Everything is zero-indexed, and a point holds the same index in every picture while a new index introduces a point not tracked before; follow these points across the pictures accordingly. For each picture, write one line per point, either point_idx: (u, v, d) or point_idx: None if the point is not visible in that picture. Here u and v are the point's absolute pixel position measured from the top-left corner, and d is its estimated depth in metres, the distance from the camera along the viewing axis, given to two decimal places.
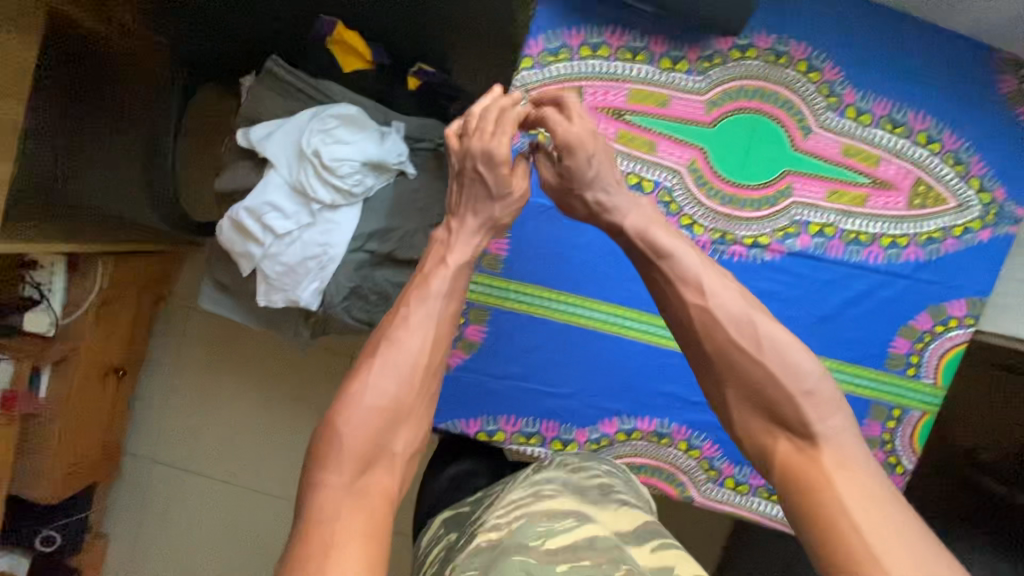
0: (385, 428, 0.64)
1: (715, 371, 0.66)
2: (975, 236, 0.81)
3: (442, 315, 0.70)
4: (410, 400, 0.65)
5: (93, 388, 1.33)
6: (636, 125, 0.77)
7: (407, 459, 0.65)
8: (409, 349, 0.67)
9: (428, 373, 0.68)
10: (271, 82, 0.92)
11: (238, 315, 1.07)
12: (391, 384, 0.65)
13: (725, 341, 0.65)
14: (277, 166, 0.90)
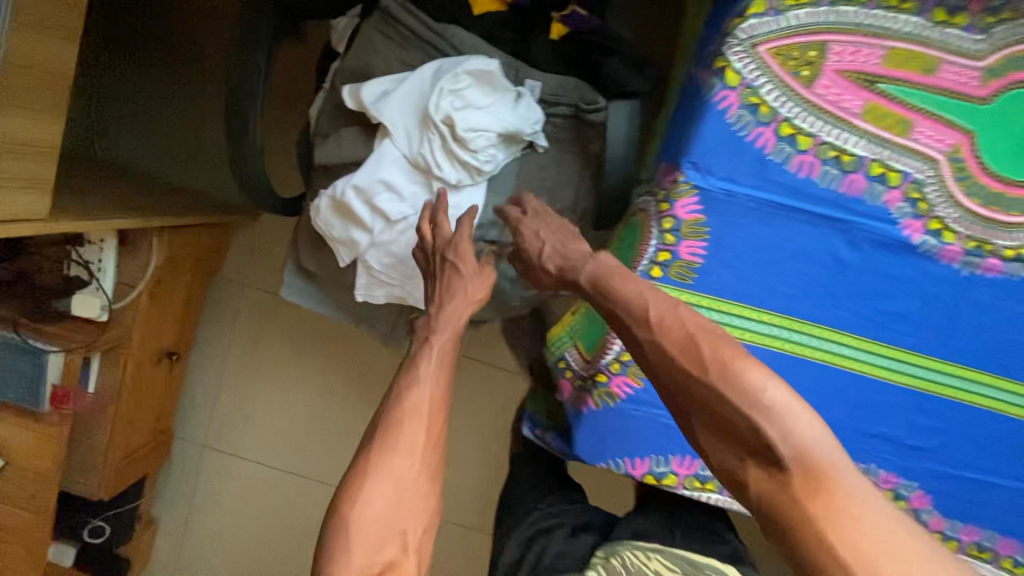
0: (387, 515, 0.53)
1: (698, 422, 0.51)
2: None
3: (434, 389, 0.58)
4: (414, 480, 0.54)
5: (146, 375, 1.20)
6: (889, 98, 0.59)
7: (422, 536, 0.55)
8: (414, 421, 0.55)
9: (428, 446, 0.56)
10: (389, 26, 0.74)
11: (323, 309, 0.91)
12: (384, 467, 0.53)
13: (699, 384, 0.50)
14: (394, 134, 0.73)
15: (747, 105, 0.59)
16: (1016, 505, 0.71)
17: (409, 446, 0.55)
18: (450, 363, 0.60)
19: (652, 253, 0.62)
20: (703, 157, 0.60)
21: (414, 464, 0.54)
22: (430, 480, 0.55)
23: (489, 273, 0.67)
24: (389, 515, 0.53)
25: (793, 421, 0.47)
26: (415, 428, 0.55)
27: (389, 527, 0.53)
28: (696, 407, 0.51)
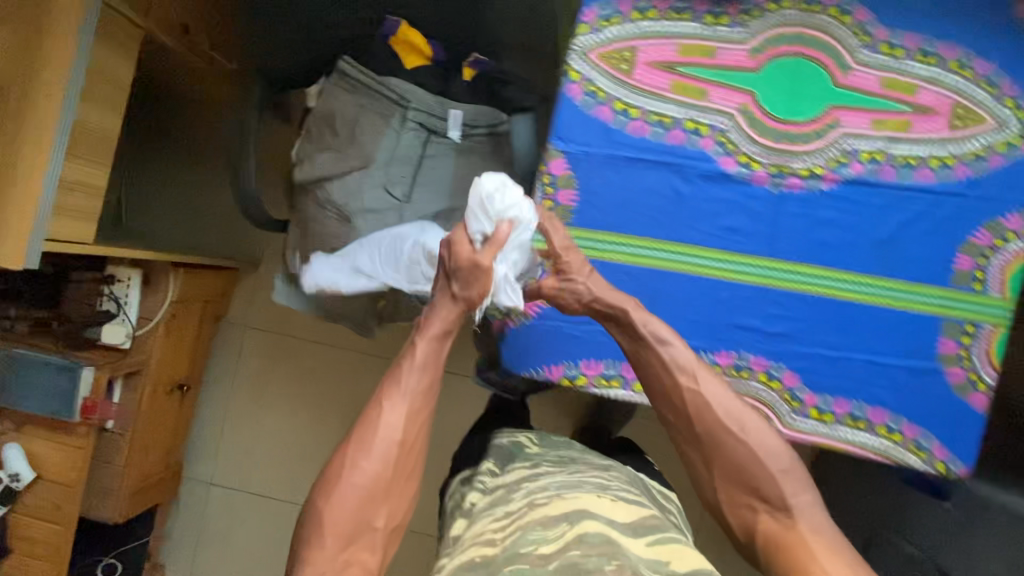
0: (361, 504, 0.63)
1: (705, 449, 0.67)
2: (1018, 150, 0.85)
3: (424, 381, 0.66)
4: (388, 478, 0.64)
5: (160, 403, 1.37)
6: (685, 76, 0.85)
7: (391, 531, 0.65)
8: (394, 425, 0.64)
9: (407, 446, 0.65)
10: (344, 80, 1.01)
11: (309, 307, 1.13)
12: (371, 449, 0.63)
13: (715, 423, 0.66)
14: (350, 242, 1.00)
15: (588, 92, 0.84)
16: (869, 374, 0.86)
17: (391, 438, 0.64)
18: (436, 361, 0.67)
19: (539, 203, 0.85)
20: (564, 130, 0.84)
21: (390, 471, 0.64)
22: (405, 482, 0.65)
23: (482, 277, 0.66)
24: (364, 501, 0.62)
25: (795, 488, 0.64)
26: (400, 416, 0.64)
27: (361, 513, 0.62)
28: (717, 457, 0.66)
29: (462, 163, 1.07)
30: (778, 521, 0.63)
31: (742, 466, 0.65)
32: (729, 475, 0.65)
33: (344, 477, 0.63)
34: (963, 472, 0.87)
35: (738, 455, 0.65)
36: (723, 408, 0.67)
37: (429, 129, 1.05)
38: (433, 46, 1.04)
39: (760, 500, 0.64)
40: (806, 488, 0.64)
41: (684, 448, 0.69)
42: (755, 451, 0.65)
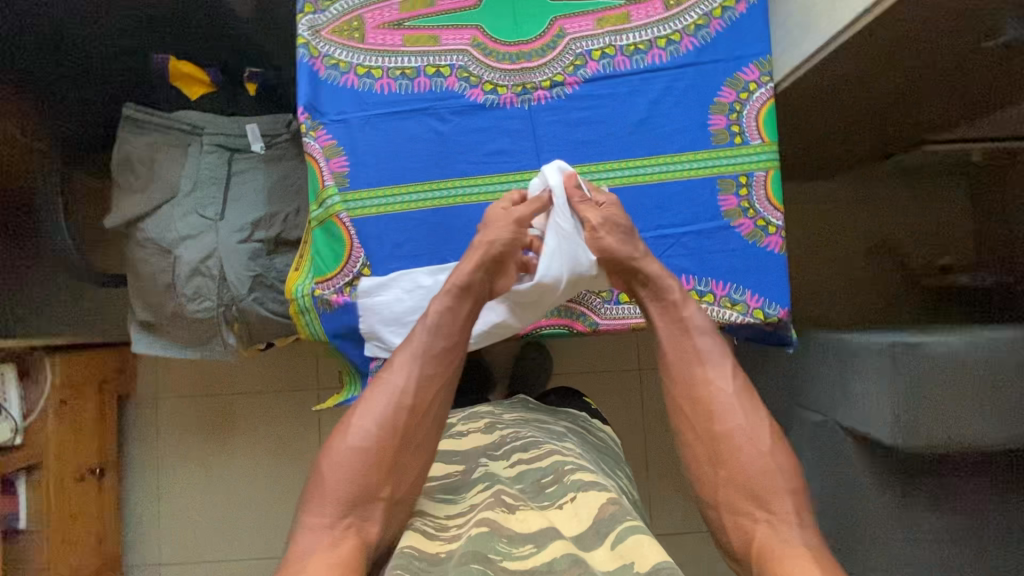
0: (368, 465, 0.74)
1: (717, 450, 0.76)
2: (734, 11, 0.92)
3: (436, 350, 0.81)
4: (389, 439, 0.75)
5: (71, 491, 1.36)
6: (415, 28, 0.91)
7: (393, 507, 0.72)
8: (398, 384, 0.79)
9: (417, 412, 0.78)
10: (132, 123, 1.07)
11: (173, 349, 1.16)
12: (379, 407, 0.77)
13: (734, 426, 0.76)
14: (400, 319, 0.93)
15: (330, 65, 0.90)
16: (665, 248, 0.91)
17: (400, 401, 0.77)
18: (449, 327, 0.82)
19: (313, 177, 0.89)
20: (318, 106, 0.90)
21: (395, 437, 0.75)
22: (415, 452, 0.76)
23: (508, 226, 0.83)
24: (370, 461, 0.74)
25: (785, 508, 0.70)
26: (406, 385, 0.78)
27: (363, 477, 0.73)
28: (730, 461, 0.75)
29: (272, 171, 1.12)
30: (774, 529, 0.69)
31: (752, 469, 0.73)
32: (736, 477, 0.74)
33: (355, 433, 0.76)
34: (782, 314, 0.90)
35: (750, 464, 0.74)
36: (746, 419, 0.77)
37: (230, 147, 1.10)
38: (210, 70, 1.09)
39: (761, 509, 0.71)
40: (804, 508, 0.71)
41: (692, 436, 0.79)
42: (769, 462, 0.74)
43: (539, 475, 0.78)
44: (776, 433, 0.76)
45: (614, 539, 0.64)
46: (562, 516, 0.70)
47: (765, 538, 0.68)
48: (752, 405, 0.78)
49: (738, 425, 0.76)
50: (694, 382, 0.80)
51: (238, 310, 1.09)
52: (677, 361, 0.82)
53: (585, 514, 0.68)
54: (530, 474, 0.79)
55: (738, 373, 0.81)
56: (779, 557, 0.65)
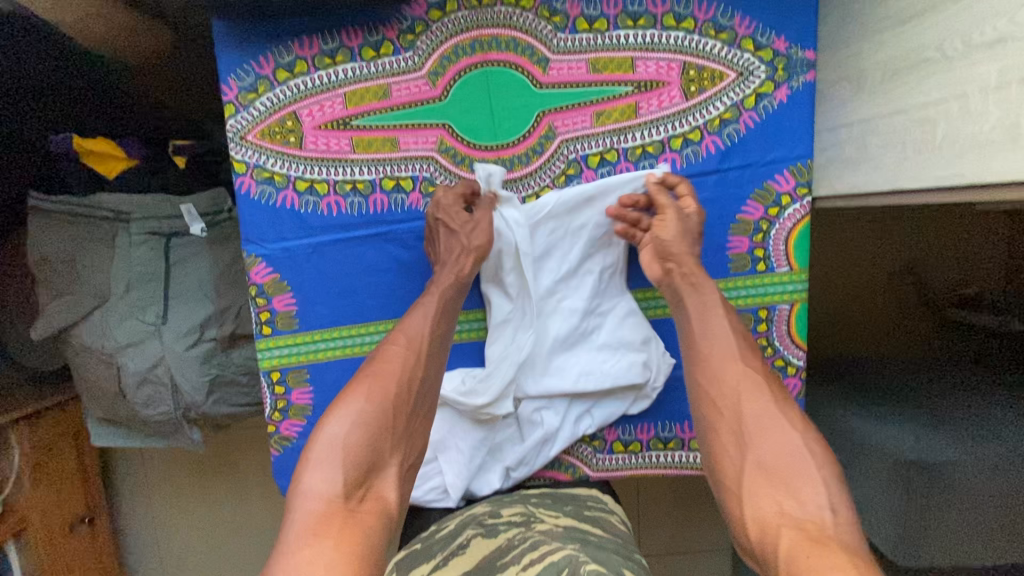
0: (382, 430, 0.62)
1: (741, 435, 0.61)
2: (771, 100, 0.72)
3: (436, 330, 0.68)
4: (405, 403, 0.64)
5: (62, 544, 1.34)
6: (365, 128, 0.72)
7: (407, 472, 0.63)
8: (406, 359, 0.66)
9: (424, 383, 0.66)
10: (41, 215, 0.89)
11: (135, 440, 1.07)
12: (389, 378, 0.64)
13: (759, 408, 0.62)
14: (448, 456, 0.77)
15: (263, 179, 0.72)
16: (665, 393, 0.79)
17: (410, 373, 0.65)
18: (452, 309, 0.70)
19: (255, 318, 0.75)
20: (254, 232, 0.74)
21: (410, 401, 0.64)
22: (424, 419, 0.66)
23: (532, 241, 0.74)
24: (386, 431, 0.62)
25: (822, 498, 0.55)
26: (416, 358, 0.66)
27: (376, 444, 0.61)
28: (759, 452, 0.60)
29: (218, 257, 0.96)
30: (806, 530, 0.53)
31: (781, 454, 0.59)
32: (764, 462, 0.59)
33: (362, 398, 0.62)
34: None
35: (783, 448, 0.59)
36: (775, 400, 0.62)
37: (165, 233, 0.93)
38: (128, 143, 0.92)
39: (792, 501, 0.56)
40: (845, 505, 0.55)
41: (715, 418, 0.64)
42: (799, 447, 0.59)
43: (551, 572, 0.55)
44: (807, 421, 0.61)
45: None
46: None
47: (795, 539, 0.52)
48: (780, 392, 0.63)
49: (760, 406, 0.62)
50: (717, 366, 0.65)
51: (198, 413, 0.98)
52: (708, 337, 0.67)
53: None
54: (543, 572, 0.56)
55: (757, 357, 0.66)
56: (811, 567, 0.48)
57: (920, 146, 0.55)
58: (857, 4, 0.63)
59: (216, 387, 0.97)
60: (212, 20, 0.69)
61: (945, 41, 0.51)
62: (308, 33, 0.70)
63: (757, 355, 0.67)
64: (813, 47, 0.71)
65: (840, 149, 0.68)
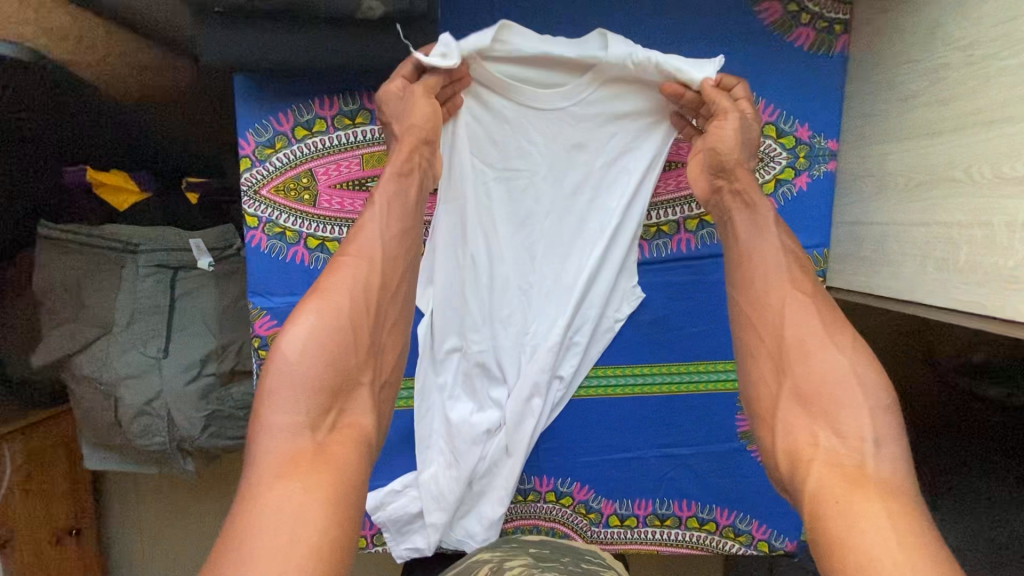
0: (341, 346, 0.56)
1: (784, 359, 0.57)
2: (790, 187, 0.71)
3: (387, 234, 0.63)
4: (362, 314, 0.58)
5: (49, 557, 1.33)
6: None
7: (376, 391, 0.59)
8: (358, 279, 0.59)
9: (382, 288, 0.61)
10: (52, 244, 0.89)
11: (128, 465, 1.06)
12: (341, 293, 0.58)
13: (806, 334, 0.57)
14: (431, 475, 0.74)
15: (275, 235, 0.72)
16: (666, 471, 0.77)
17: (364, 284, 0.59)
18: (403, 208, 0.64)
19: (256, 370, 0.75)
20: (261, 286, 0.73)
21: (367, 311, 0.59)
22: (390, 331, 0.62)
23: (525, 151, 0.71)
24: (350, 347, 0.57)
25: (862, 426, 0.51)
26: (370, 264, 0.60)
27: (339, 365, 0.56)
28: (798, 374, 0.56)
29: (224, 292, 0.96)
30: (843, 465, 0.50)
31: (824, 378, 0.54)
32: (803, 387, 0.55)
33: (315, 315, 0.56)
34: (790, 546, 0.79)
35: (826, 376, 0.54)
36: (827, 326, 0.56)
37: (173, 265, 0.93)
38: (139, 175, 0.93)
39: (830, 434, 0.52)
40: (893, 438, 0.50)
41: (756, 341, 0.60)
42: (847, 371, 0.54)
43: None
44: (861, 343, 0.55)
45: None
46: None
47: (827, 474, 0.50)
48: (831, 314, 0.58)
49: (809, 330, 0.57)
50: (761, 279, 0.61)
51: (193, 447, 0.97)
52: (751, 254, 0.63)
53: None
54: None
55: (807, 281, 0.60)
56: (838, 513, 0.47)
57: (938, 262, 0.54)
58: (883, 105, 0.63)
59: (212, 422, 0.96)
60: (235, 77, 0.69)
61: (972, 165, 0.51)
62: (330, 94, 0.70)
63: (808, 273, 0.61)
64: (836, 137, 0.70)
65: (857, 246, 0.67)
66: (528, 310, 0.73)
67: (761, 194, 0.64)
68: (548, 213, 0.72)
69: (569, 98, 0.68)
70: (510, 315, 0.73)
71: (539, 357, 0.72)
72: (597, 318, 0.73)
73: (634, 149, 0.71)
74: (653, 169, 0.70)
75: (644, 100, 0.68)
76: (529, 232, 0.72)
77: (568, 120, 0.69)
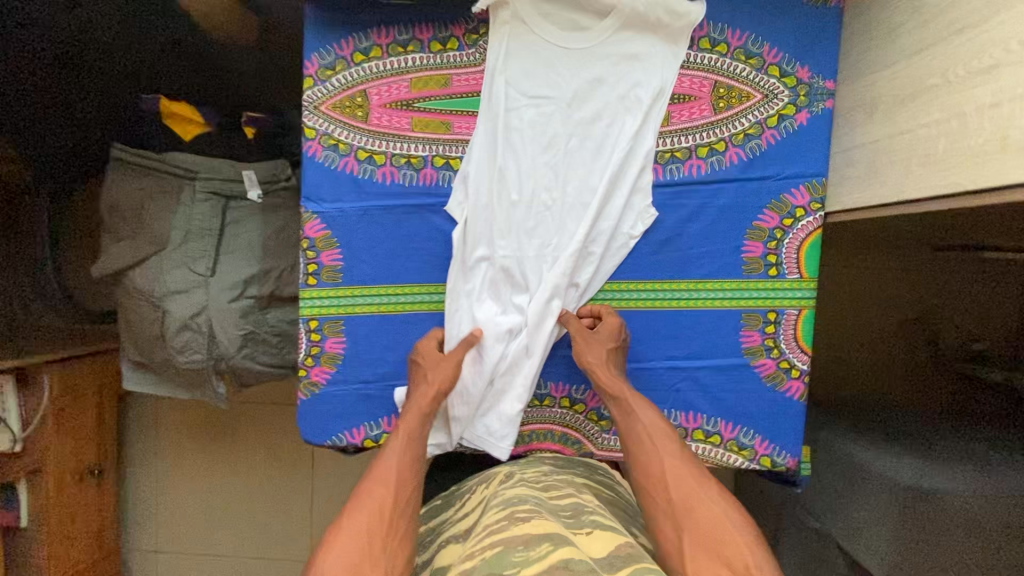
0: (359, 552, 0.62)
1: (676, 514, 0.65)
2: (792, 122, 0.80)
3: (402, 459, 0.72)
4: (377, 520, 0.65)
5: (70, 490, 1.37)
6: (425, 111, 0.80)
7: None
8: (376, 493, 0.68)
9: (396, 507, 0.67)
10: (122, 166, 1.00)
11: (164, 387, 1.13)
12: (363, 508, 0.66)
13: (685, 488, 0.67)
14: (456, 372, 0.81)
15: (329, 146, 0.81)
16: (675, 381, 0.83)
17: (380, 502, 0.67)
18: (419, 435, 0.75)
19: (304, 268, 0.83)
20: (314, 191, 0.82)
21: (381, 517, 0.66)
22: (401, 539, 0.65)
23: (555, 84, 0.79)
24: (364, 556, 0.62)
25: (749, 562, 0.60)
26: (385, 488, 0.69)
27: (358, 572, 0.61)
28: (687, 525, 0.64)
29: (270, 222, 1.05)
30: None
31: (712, 531, 0.63)
32: (698, 539, 0.63)
33: (346, 540, 0.64)
34: (791, 463, 0.84)
35: (711, 525, 0.63)
36: (702, 481, 0.68)
37: (225, 194, 1.02)
38: (206, 111, 1.02)
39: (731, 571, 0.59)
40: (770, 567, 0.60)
41: (652, 504, 0.68)
42: (721, 519, 0.64)
43: (556, 509, 0.67)
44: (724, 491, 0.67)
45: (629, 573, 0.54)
46: (587, 541, 0.60)
47: None
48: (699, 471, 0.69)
49: (683, 487, 0.67)
50: (646, 454, 0.72)
51: (227, 366, 1.04)
52: (632, 435, 0.74)
53: (599, 540, 0.60)
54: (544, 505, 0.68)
55: (680, 445, 0.72)
56: None
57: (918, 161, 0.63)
58: (875, 42, 0.72)
59: (249, 342, 1.03)
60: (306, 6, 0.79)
61: (948, 70, 0.59)
62: (386, 23, 0.79)
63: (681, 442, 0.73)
64: (833, 79, 0.79)
65: (851, 168, 0.75)
66: (550, 223, 0.81)
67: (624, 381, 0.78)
68: (572, 139, 0.80)
69: (592, 39, 0.79)
70: (533, 228, 0.81)
71: (559, 263, 0.79)
72: (612, 231, 0.80)
73: (648, 76, 0.79)
74: (663, 98, 0.79)
75: (656, 41, 0.79)
76: (554, 155, 0.80)
77: (590, 59, 0.79)
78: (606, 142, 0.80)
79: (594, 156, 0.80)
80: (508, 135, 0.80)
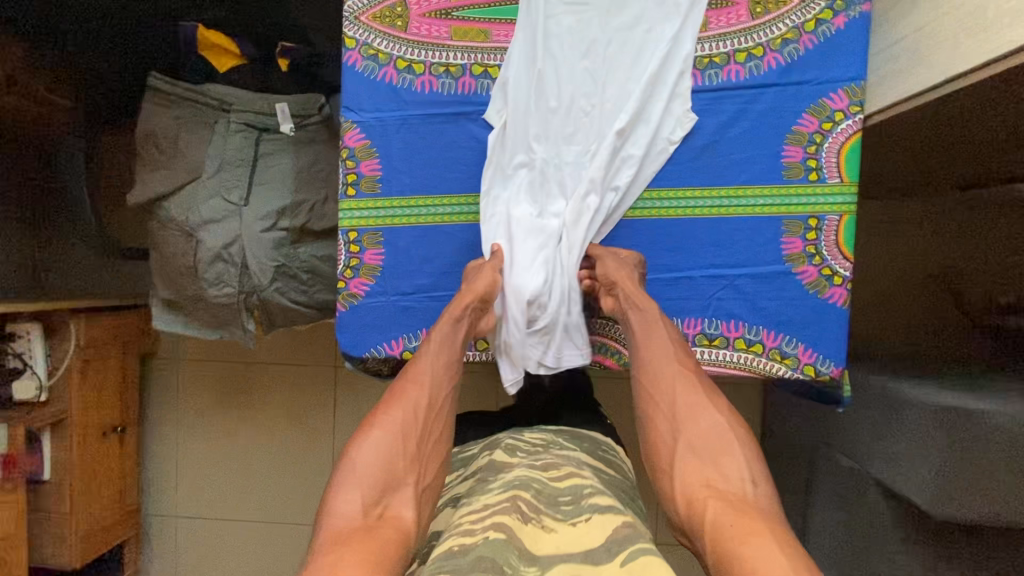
0: (394, 448, 0.63)
1: (676, 417, 0.68)
2: (830, 26, 0.80)
3: (438, 365, 0.71)
4: (410, 421, 0.66)
5: (95, 446, 1.34)
6: (463, 20, 0.81)
7: (422, 491, 0.62)
8: (417, 396, 0.68)
9: (432, 408, 0.68)
10: (160, 96, 1.02)
11: (192, 328, 1.12)
12: (399, 408, 0.66)
13: (684, 394, 0.69)
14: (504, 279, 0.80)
15: (369, 56, 0.82)
16: (715, 290, 0.83)
17: (417, 402, 0.67)
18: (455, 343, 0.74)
19: (343, 178, 0.83)
20: (353, 101, 0.82)
21: (416, 422, 0.66)
22: (436, 444, 0.67)
23: None
24: (397, 458, 0.63)
25: (739, 471, 0.61)
26: (422, 390, 0.68)
27: (390, 469, 0.62)
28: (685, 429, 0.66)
29: (302, 156, 1.05)
30: (730, 499, 0.58)
31: (711, 437, 0.65)
32: (693, 442, 0.65)
33: (380, 435, 0.64)
34: (835, 373, 0.82)
35: (707, 432, 0.65)
36: (706, 392, 0.69)
37: (259, 126, 1.03)
38: (240, 42, 1.03)
39: (721, 479, 0.61)
40: (763, 480, 0.61)
41: (653, 408, 0.70)
42: (723, 428, 0.65)
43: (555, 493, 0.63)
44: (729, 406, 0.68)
45: (625, 558, 0.50)
46: (582, 530, 0.55)
47: (719, 508, 0.57)
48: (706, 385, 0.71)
49: (682, 393, 0.69)
50: (652, 360, 0.73)
51: (259, 299, 1.04)
52: (650, 346, 0.73)
53: (595, 529, 0.54)
54: (546, 490, 0.63)
55: (689, 357, 0.73)
56: (735, 531, 0.53)
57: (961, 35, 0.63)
58: None
59: (281, 275, 1.02)
60: None
61: None
62: None
63: (690, 357, 0.74)
64: None
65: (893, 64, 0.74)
66: (590, 128, 0.81)
67: (646, 297, 0.76)
68: (610, 45, 0.81)
69: None
70: (574, 133, 0.81)
71: (599, 166, 0.80)
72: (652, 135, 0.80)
73: None
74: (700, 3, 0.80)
75: None
76: (593, 60, 0.81)
77: None
78: (644, 48, 0.81)
79: (632, 62, 0.81)
80: (547, 41, 0.80)
